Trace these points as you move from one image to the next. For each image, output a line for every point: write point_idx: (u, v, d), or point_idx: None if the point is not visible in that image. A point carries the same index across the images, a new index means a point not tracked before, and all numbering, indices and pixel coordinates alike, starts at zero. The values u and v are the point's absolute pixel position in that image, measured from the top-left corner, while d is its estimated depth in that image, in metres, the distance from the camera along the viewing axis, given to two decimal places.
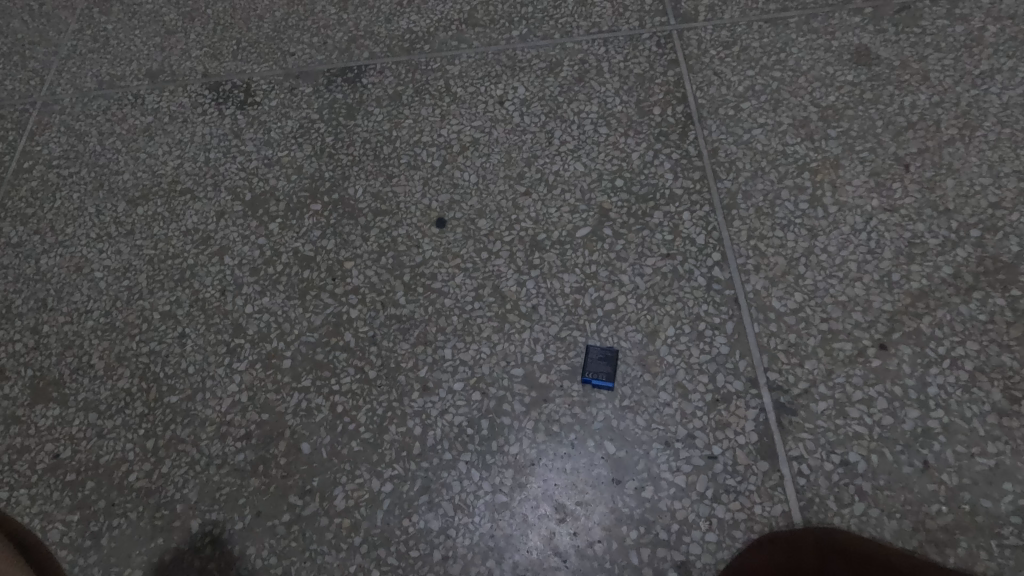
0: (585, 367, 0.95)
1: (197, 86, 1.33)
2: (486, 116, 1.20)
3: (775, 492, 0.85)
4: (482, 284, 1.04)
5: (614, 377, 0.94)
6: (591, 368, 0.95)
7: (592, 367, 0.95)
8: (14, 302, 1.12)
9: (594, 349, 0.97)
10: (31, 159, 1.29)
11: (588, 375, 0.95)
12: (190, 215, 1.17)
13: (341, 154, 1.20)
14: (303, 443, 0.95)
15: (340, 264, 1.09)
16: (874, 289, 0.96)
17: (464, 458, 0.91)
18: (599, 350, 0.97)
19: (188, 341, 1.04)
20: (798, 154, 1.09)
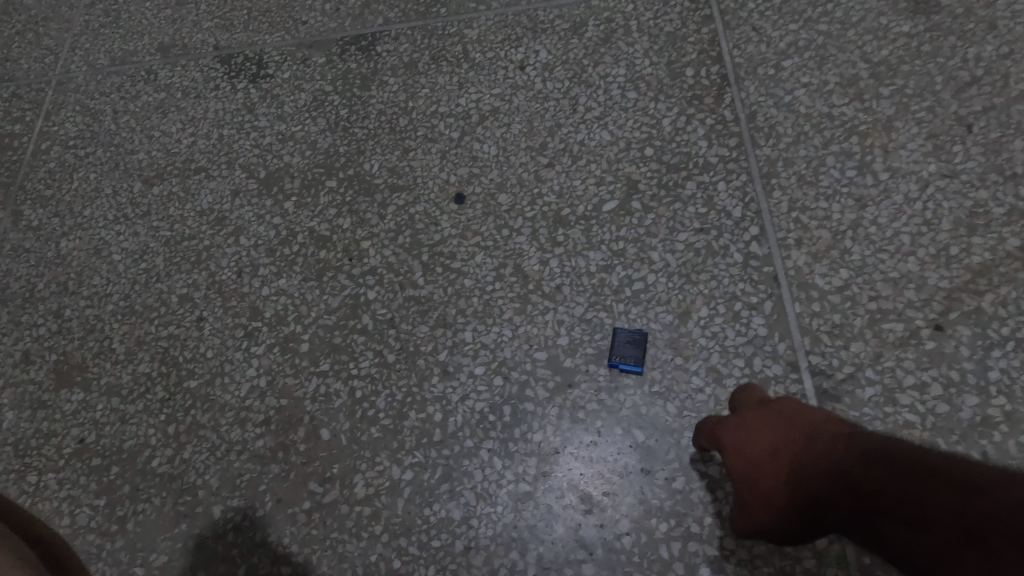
0: (610, 351, 0.91)
1: (209, 59, 1.29)
2: (506, 82, 1.14)
3: None
4: (503, 263, 0.99)
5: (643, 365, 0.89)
6: (617, 352, 0.90)
7: (619, 352, 0.90)
8: (36, 286, 1.12)
9: (624, 333, 0.91)
10: (48, 140, 1.27)
11: (614, 360, 0.90)
12: (205, 194, 1.14)
13: (356, 128, 1.15)
14: (323, 429, 0.93)
15: (356, 243, 1.05)
16: (930, 264, 0.88)
17: (486, 446, 0.88)
18: (629, 334, 0.91)
19: (207, 325, 1.03)
20: (846, 116, 1.00)
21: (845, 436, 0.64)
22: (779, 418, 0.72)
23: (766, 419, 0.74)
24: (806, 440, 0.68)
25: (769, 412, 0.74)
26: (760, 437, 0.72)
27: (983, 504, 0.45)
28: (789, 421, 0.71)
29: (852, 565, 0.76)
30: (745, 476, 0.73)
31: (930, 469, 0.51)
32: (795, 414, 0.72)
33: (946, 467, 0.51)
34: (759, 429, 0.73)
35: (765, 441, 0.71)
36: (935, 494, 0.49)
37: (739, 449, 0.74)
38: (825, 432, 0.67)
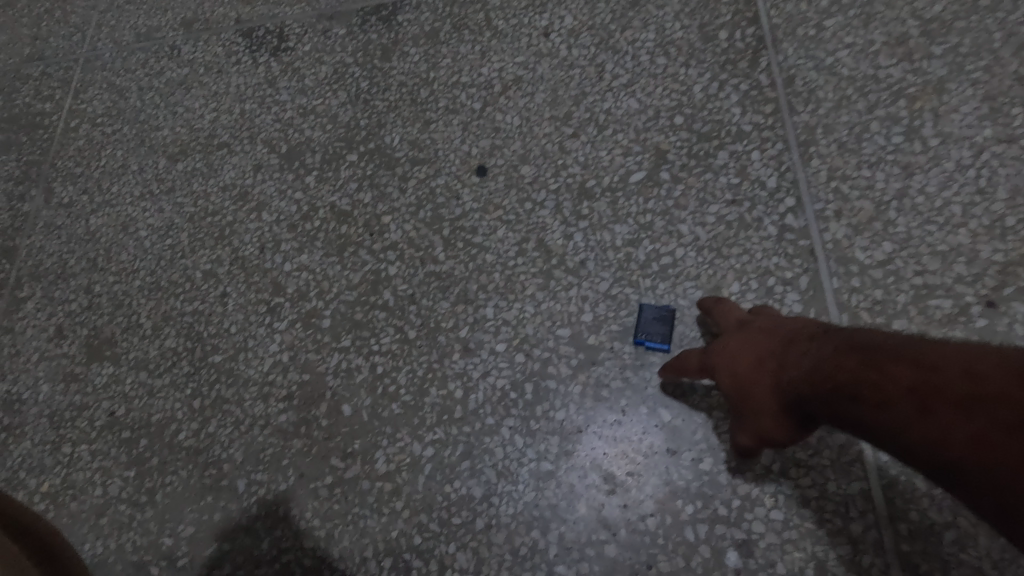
0: (636, 327, 0.87)
1: (231, 33, 1.27)
2: (530, 50, 1.10)
3: (852, 469, 0.76)
4: (525, 237, 0.96)
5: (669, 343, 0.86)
6: (643, 329, 0.87)
7: (645, 328, 0.87)
8: (67, 262, 1.14)
9: (651, 309, 0.88)
10: (77, 117, 1.29)
11: (639, 336, 0.87)
12: (228, 170, 1.14)
13: (377, 100, 1.13)
14: (344, 404, 0.92)
15: (377, 218, 1.03)
16: (983, 236, 0.82)
17: (507, 424, 0.87)
18: (656, 310, 0.88)
19: (230, 300, 1.03)
20: (894, 78, 0.93)
21: (816, 334, 0.64)
22: (757, 332, 0.72)
23: (745, 334, 0.73)
24: (780, 343, 0.67)
25: (748, 328, 0.74)
26: (737, 348, 0.72)
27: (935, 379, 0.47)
28: (766, 332, 0.71)
29: (890, 553, 0.72)
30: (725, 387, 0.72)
31: (900, 351, 0.51)
32: (771, 326, 0.72)
33: (918, 347, 0.51)
34: (737, 341, 0.73)
35: (741, 352, 0.71)
36: (910, 373, 0.49)
37: (720, 363, 0.73)
38: (798, 334, 0.66)
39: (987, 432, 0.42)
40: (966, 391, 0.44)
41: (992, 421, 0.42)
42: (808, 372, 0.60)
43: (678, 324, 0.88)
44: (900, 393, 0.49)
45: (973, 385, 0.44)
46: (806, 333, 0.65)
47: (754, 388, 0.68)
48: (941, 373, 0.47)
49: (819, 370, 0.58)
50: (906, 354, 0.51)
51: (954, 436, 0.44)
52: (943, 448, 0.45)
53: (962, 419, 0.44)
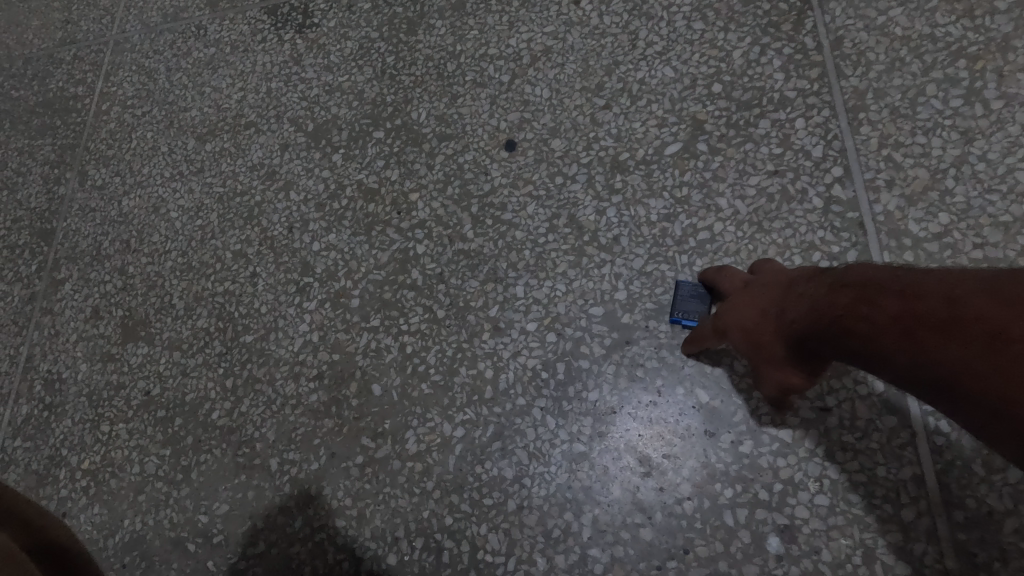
0: (672, 306, 0.84)
1: (256, 11, 1.26)
2: (560, 19, 1.05)
3: (904, 453, 0.72)
4: (556, 213, 0.93)
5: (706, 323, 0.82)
6: (679, 307, 0.84)
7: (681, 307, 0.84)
8: (102, 244, 1.15)
9: (688, 287, 0.85)
10: (108, 100, 1.29)
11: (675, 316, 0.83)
12: (255, 149, 1.13)
13: (403, 75, 1.10)
14: (374, 384, 0.91)
15: (405, 196, 1.02)
16: None
17: (539, 404, 0.85)
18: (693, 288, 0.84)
19: (260, 281, 1.03)
20: (952, 36, 0.87)
21: (810, 276, 0.61)
22: (760, 287, 0.70)
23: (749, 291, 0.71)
24: (780, 293, 0.65)
25: (751, 286, 0.72)
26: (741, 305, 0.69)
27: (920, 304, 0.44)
28: (767, 286, 0.69)
29: (945, 541, 0.68)
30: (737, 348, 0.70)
31: (886, 282, 0.48)
32: (773, 279, 0.69)
33: (903, 275, 0.48)
34: (741, 300, 0.71)
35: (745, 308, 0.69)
36: (895, 305, 0.46)
37: (727, 325, 0.71)
38: (795, 279, 0.64)
39: (971, 354, 0.39)
40: (949, 315, 0.41)
41: (969, 339, 0.39)
42: (803, 318, 0.57)
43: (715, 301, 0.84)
44: (889, 327, 0.46)
45: (956, 309, 0.41)
46: (801, 278, 0.63)
47: (763, 342, 0.65)
48: (925, 300, 0.44)
49: (815, 314, 0.56)
50: (892, 284, 0.48)
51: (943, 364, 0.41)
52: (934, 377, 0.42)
53: (947, 345, 0.41)
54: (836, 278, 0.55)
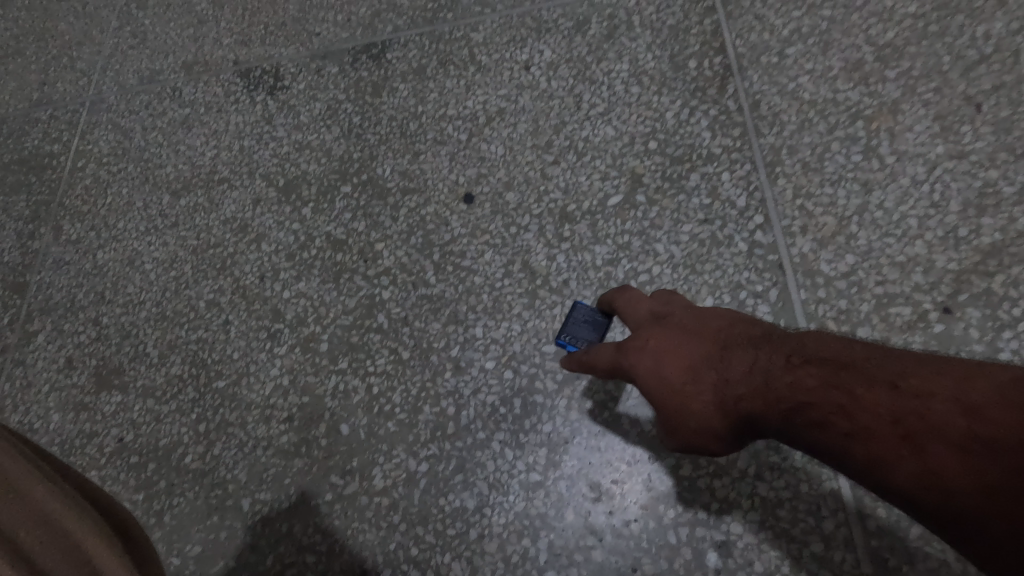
0: (563, 328, 0.92)
1: (229, 74, 1.35)
2: (512, 84, 1.16)
3: (823, 470, 0.80)
4: (511, 260, 1.02)
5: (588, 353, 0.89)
6: (568, 331, 0.92)
7: (570, 331, 0.91)
8: (76, 296, 1.19)
9: (582, 313, 0.92)
10: (83, 158, 1.35)
11: (562, 338, 0.91)
12: (228, 204, 1.20)
13: (369, 133, 1.19)
14: (343, 424, 0.97)
15: (371, 245, 1.09)
16: (938, 246, 0.88)
17: (498, 438, 0.91)
18: (586, 314, 0.92)
19: (232, 328, 1.08)
20: (851, 101, 0.99)
21: (760, 343, 0.64)
22: (682, 332, 0.69)
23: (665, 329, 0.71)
24: (717, 351, 0.66)
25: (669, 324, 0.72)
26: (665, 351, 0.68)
27: (921, 409, 0.48)
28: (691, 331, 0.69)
29: (860, 549, 0.77)
30: (643, 390, 0.69)
31: (872, 373, 0.52)
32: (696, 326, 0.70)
33: (889, 368, 0.52)
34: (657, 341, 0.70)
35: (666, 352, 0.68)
36: (890, 402, 0.50)
37: (640, 365, 0.69)
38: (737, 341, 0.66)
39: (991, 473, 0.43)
40: (959, 430, 0.45)
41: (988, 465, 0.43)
42: (765, 392, 0.59)
43: None
44: (882, 424, 0.50)
45: (966, 420, 0.45)
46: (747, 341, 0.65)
47: (692, 402, 0.65)
48: (926, 401, 0.48)
49: (775, 388, 0.58)
50: (878, 377, 0.52)
51: (950, 476, 0.45)
52: (934, 489, 0.46)
53: (958, 463, 0.45)
54: (806, 359, 0.58)
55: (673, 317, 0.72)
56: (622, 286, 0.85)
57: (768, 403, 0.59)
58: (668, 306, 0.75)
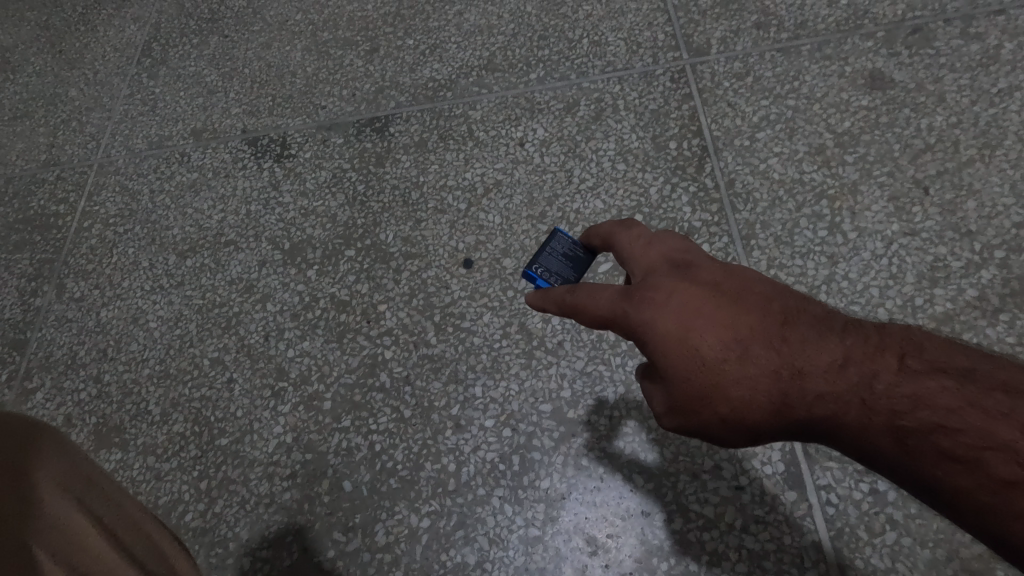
0: (534, 259, 0.83)
1: (238, 142, 1.42)
2: (508, 158, 1.25)
3: (804, 522, 0.86)
4: (508, 322, 1.08)
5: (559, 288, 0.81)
6: (541, 263, 0.82)
7: (541, 263, 0.82)
8: (78, 353, 1.22)
9: (556, 246, 0.84)
10: (89, 218, 1.39)
11: (532, 268, 0.81)
12: (234, 265, 1.25)
13: (373, 201, 1.27)
14: (346, 481, 1.00)
15: (374, 307, 1.14)
16: (897, 314, 0.98)
17: (497, 493, 0.95)
18: (560, 249, 0.84)
19: (236, 386, 1.11)
20: (816, 181, 1.10)
21: (855, 334, 0.55)
22: (725, 296, 0.58)
23: (697, 284, 0.59)
24: (781, 328, 0.56)
25: (700, 281, 0.59)
26: (702, 318, 0.57)
27: None
28: (734, 297, 0.58)
29: None
30: (655, 356, 0.59)
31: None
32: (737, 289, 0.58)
33: None
34: (687, 301, 0.58)
35: (708, 321, 0.57)
36: None
37: (658, 326, 0.58)
38: (816, 324, 0.56)
39: None
40: None
41: None
42: (866, 393, 0.53)
43: (635, 417, 0.97)
44: None
45: None
46: (833, 328, 0.56)
47: (731, 386, 0.56)
48: None
49: (885, 392, 0.52)
50: None
51: None
52: None
53: None
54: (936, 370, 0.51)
55: (701, 271, 0.61)
56: (625, 219, 0.71)
57: (860, 408, 0.53)
58: (687, 254, 0.64)
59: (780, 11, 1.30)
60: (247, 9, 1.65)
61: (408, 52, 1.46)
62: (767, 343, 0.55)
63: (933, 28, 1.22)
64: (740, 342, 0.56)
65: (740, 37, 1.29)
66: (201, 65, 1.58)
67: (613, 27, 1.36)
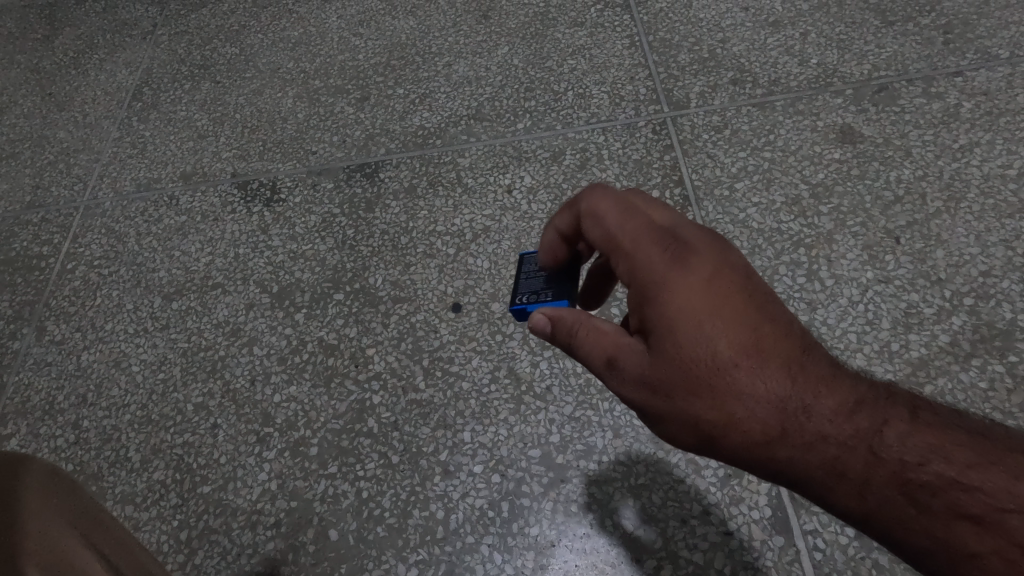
0: (516, 292, 0.77)
1: (227, 186, 1.43)
2: (496, 205, 1.28)
3: (792, 568, 0.87)
4: (497, 366, 1.09)
5: (549, 298, 0.74)
6: (523, 292, 0.76)
7: (520, 290, 0.76)
8: (56, 398, 1.19)
9: (528, 268, 0.79)
10: (73, 259, 1.38)
11: (517, 301, 0.75)
12: (221, 308, 1.25)
13: (362, 245, 1.28)
14: (332, 530, 0.98)
15: (362, 350, 1.15)
16: (875, 358, 1.01)
17: (486, 541, 0.94)
18: (530, 269, 0.79)
19: (220, 431, 1.10)
20: (793, 230, 1.15)
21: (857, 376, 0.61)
22: (744, 299, 0.59)
23: (717, 273, 0.60)
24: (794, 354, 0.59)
25: (722, 274, 0.60)
26: (720, 317, 0.58)
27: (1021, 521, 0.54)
28: (752, 304, 0.59)
29: None
30: (657, 333, 0.60)
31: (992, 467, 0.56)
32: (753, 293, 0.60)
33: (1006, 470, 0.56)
34: (707, 289, 0.59)
35: (734, 316, 0.58)
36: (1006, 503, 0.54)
37: (672, 303, 0.59)
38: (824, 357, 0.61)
39: None
40: None
41: None
42: (866, 432, 0.58)
43: (624, 463, 0.98)
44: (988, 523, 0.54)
45: None
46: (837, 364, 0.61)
47: (725, 392, 0.58)
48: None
49: (882, 437, 0.58)
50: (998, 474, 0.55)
51: None
52: None
53: None
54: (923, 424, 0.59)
55: (726, 264, 0.61)
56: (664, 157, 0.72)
57: (854, 444, 0.58)
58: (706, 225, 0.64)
59: (754, 68, 1.37)
60: (239, 56, 1.68)
61: (398, 101, 1.50)
62: (778, 363, 0.58)
63: (897, 87, 1.29)
64: (748, 354, 0.58)
65: (717, 92, 1.35)
66: (192, 110, 1.60)
67: (597, 81, 1.42)
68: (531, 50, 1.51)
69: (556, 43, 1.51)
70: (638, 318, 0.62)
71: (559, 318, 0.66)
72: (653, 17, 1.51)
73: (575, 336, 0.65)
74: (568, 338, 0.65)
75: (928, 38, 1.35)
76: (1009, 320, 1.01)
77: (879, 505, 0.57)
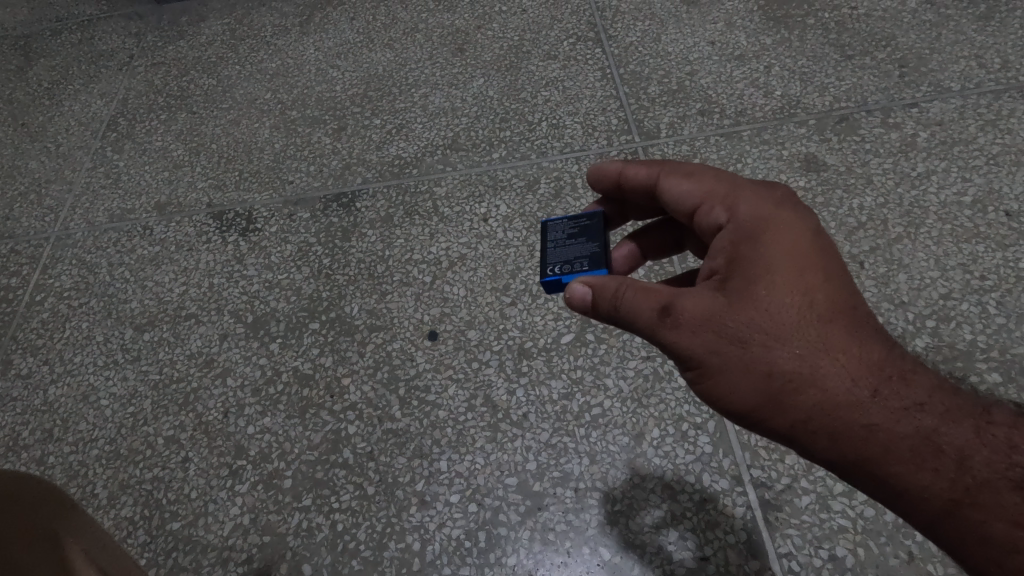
0: (546, 263, 0.81)
1: (203, 216, 1.43)
2: (472, 233, 1.30)
3: None
4: (473, 394, 1.09)
5: (584, 268, 0.79)
6: (554, 263, 0.80)
7: (553, 260, 0.81)
8: (20, 434, 1.16)
9: (556, 238, 0.84)
10: (42, 291, 1.36)
11: (551, 272, 0.79)
12: (194, 339, 1.23)
13: (338, 274, 1.28)
14: (305, 564, 0.96)
15: (338, 380, 1.14)
16: None
17: (463, 572, 0.93)
18: (560, 239, 0.84)
19: (191, 465, 1.08)
20: None
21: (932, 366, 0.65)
22: (831, 271, 0.65)
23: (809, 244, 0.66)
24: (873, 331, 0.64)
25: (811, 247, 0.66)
26: (806, 281, 0.64)
27: None
28: (837, 279, 0.65)
29: None
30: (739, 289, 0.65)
31: None
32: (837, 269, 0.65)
33: None
34: (797, 255, 0.65)
35: (825, 276, 0.65)
36: None
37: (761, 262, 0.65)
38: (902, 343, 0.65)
39: None
40: None
41: None
42: (942, 414, 0.62)
43: (601, 490, 0.98)
44: None
45: None
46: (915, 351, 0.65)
47: (805, 353, 0.62)
48: None
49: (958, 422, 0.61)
50: None
51: None
52: None
53: None
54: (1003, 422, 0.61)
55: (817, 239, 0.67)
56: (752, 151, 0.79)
57: (930, 424, 0.61)
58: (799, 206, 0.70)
59: (721, 100, 1.42)
60: (216, 87, 1.70)
61: (375, 131, 1.52)
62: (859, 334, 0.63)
63: (857, 118, 1.35)
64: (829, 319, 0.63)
65: (686, 123, 1.39)
66: (169, 140, 1.60)
67: (570, 112, 1.46)
68: (506, 81, 1.55)
69: (530, 75, 1.55)
70: (719, 270, 0.67)
71: (604, 285, 0.69)
72: (624, 50, 1.56)
73: (625, 294, 0.67)
74: (613, 303, 0.68)
75: (885, 72, 1.41)
76: (969, 341, 1.04)
77: (948, 488, 0.60)
